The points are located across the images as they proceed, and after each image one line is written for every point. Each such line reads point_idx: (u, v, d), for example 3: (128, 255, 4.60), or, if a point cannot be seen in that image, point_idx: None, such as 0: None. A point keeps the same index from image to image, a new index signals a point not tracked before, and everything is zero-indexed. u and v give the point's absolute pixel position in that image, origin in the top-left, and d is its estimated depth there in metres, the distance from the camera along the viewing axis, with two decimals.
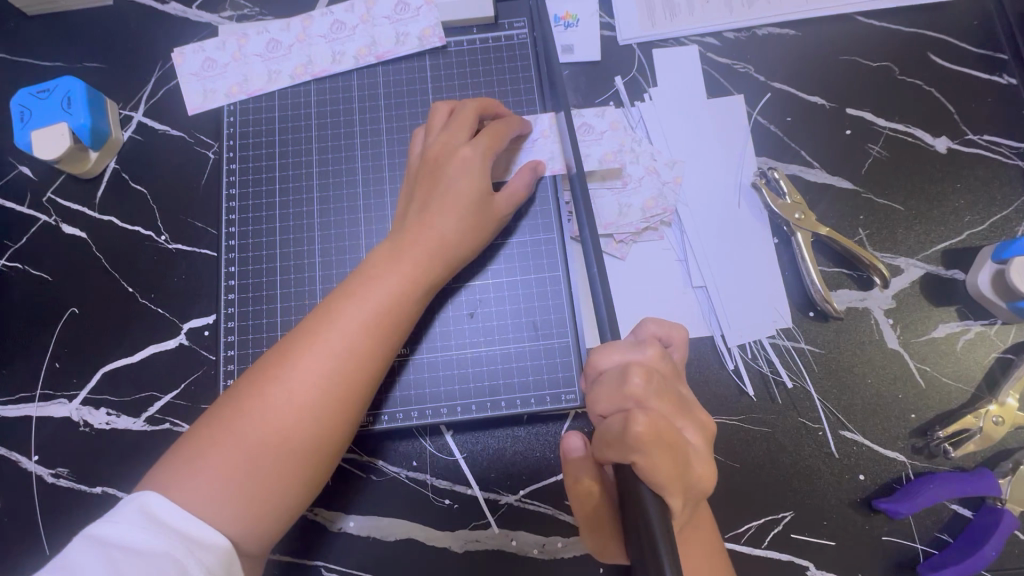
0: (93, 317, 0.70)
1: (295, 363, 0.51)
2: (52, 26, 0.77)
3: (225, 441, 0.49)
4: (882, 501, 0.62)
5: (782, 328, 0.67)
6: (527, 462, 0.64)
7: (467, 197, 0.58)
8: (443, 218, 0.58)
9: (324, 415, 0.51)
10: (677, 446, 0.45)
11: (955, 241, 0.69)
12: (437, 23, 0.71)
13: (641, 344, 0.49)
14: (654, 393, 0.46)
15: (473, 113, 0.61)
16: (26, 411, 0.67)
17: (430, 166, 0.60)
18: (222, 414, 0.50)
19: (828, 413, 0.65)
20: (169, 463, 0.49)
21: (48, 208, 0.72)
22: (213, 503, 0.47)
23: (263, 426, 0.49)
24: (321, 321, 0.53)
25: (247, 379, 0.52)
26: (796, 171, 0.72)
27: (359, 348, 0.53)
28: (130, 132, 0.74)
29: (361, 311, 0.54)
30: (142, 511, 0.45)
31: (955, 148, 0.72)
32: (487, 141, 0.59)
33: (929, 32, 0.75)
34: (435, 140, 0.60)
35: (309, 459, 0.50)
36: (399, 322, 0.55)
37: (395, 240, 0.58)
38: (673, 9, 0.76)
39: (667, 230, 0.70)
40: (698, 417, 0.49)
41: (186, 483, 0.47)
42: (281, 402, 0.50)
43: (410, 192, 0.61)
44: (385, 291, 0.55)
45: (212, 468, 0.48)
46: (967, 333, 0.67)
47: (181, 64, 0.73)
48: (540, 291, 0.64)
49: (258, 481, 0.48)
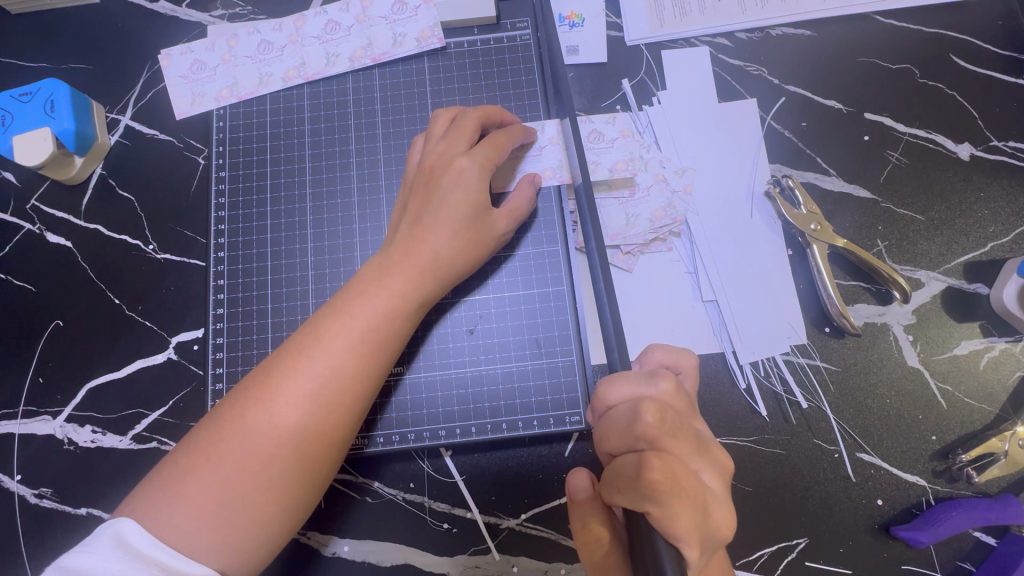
0: (78, 330, 0.67)
1: (281, 383, 0.49)
2: (37, 25, 0.74)
3: (205, 468, 0.46)
4: (901, 528, 0.59)
5: (797, 344, 0.64)
6: (529, 484, 0.61)
7: (466, 208, 0.55)
8: (441, 231, 0.55)
9: (311, 439, 0.48)
10: (694, 490, 0.43)
11: (979, 253, 0.66)
12: (436, 22, 0.68)
13: (653, 375, 0.47)
14: (669, 433, 0.44)
15: (474, 120, 0.58)
16: (9, 428, 0.65)
17: (427, 176, 0.56)
18: (203, 438, 0.47)
19: (844, 435, 0.62)
20: (146, 490, 0.46)
21: (32, 216, 0.69)
22: (192, 534, 0.44)
23: (245, 451, 0.47)
24: (308, 339, 0.50)
25: (230, 401, 0.49)
26: (811, 179, 0.69)
27: (348, 367, 0.50)
28: (117, 136, 0.71)
29: (351, 328, 0.51)
30: (117, 541, 0.42)
31: (979, 155, 0.68)
32: (487, 150, 0.56)
33: (951, 32, 0.71)
34: (433, 149, 0.57)
35: (295, 485, 0.48)
36: (392, 339, 0.53)
37: (388, 252, 0.55)
38: (683, 8, 0.73)
39: (676, 241, 0.67)
40: (715, 456, 0.47)
41: (165, 511, 0.44)
42: (265, 425, 0.47)
43: (406, 203, 0.58)
44: (376, 307, 0.52)
45: (191, 497, 0.45)
46: (991, 351, 0.64)
47: (168, 66, 0.70)
48: (544, 306, 0.61)
49: (241, 510, 0.46)
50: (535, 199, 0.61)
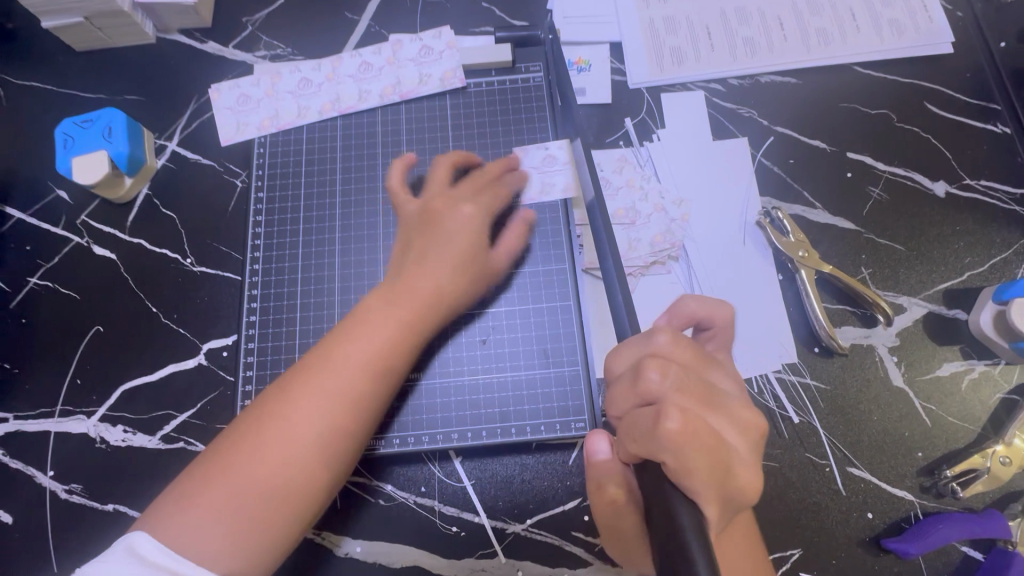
0: (116, 335, 0.72)
1: (293, 401, 0.53)
2: (98, 61, 0.83)
3: (218, 482, 0.50)
4: (891, 540, 0.61)
5: (788, 363, 0.68)
6: (535, 490, 0.65)
7: (465, 249, 0.61)
8: (444, 269, 0.60)
9: (317, 454, 0.52)
10: (706, 446, 0.42)
11: (957, 281, 0.71)
12: (458, 65, 0.76)
13: (654, 332, 0.47)
14: (673, 388, 0.44)
15: (484, 176, 0.66)
16: (45, 426, 0.69)
17: (430, 217, 0.62)
18: (218, 453, 0.51)
19: (834, 449, 0.65)
20: (169, 498, 0.50)
21: (81, 230, 0.76)
22: (207, 541, 0.48)
23: (259, 464, 0.50)
24: (317, 361, 0.54)
25: (244, 419, 0.53)
26: (799, 211, 0.74)
27: (354, 389, 0.54)
28: (164, 160, 0.78)
29: (357, 353, 0.55)
30: (130, 554, 0.45)
31: (953, 192, 0.75)
32: (488, 200, 0.64)
33: (925, 82, 0.79)
34: (437, 194, 0.64)
35: (299, 502, 0.51)
36: (395, 364, 0.56)
37: (396, 284, 0.59)
38: (680, 56, 0.80)
39: (674, 264, 0.73)
40: (737, 414, 0.45)
41: (184, 518, 0.48)
42: (275, 443, 0.51)
43: (407, 240, 0.62)
44: (381, 334, 0.56)
45: (204, 508, 0.49)
46: (972, 372, 0.68)
47: (218, 99, 0.78)
48: (552, 319, 0.66)
49: (247, 525, 0.49)
50: (528, 236, 0.67)
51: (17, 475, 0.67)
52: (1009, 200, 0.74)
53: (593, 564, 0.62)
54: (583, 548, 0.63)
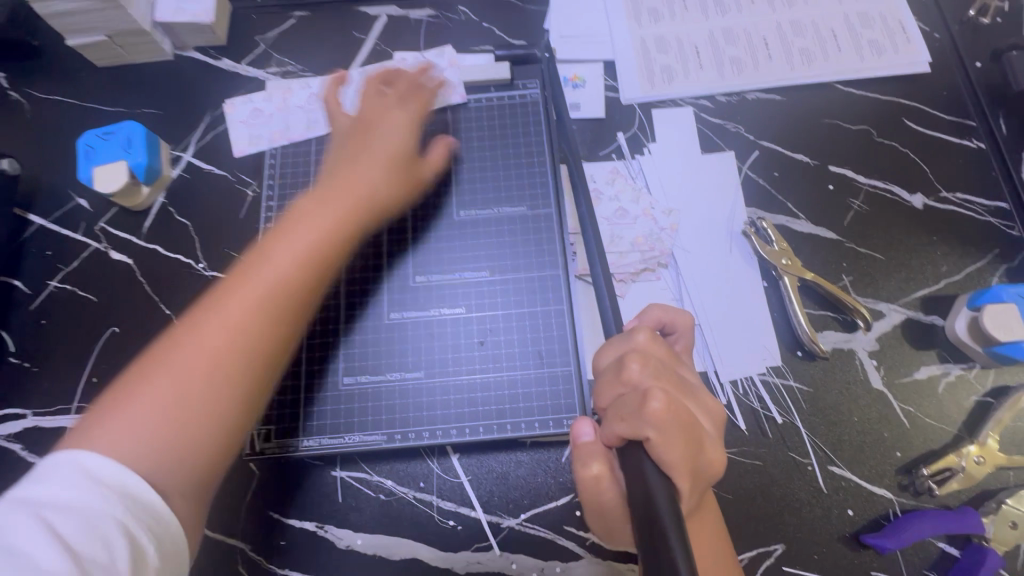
0: (131, 336, 0.76)
1: (227, 294, 0.55)
2: (119, 77, 0.88)
3: (151, 381, 0.50)
4: (870, 535, 0.64)
5: (772, 365, 0.72)
6: (529, 486, 0.68)
7: (393, 154, 0.70)
8: (376, 170, 0.68)
9: (254, 339, 0.54)
10: (686, 427, 0.46)
11: (934, 288, 0.74)
12: (459, 82, 0.80)
13: (633, 331, 0.52)
14: (652, 376, 0.48)
15: (402, 79, 0.76)
16: (62, 422, 0.72)
17: (362, 128, 0.72)
18: (148, 360, 0.52)
19: (816, 448, 0.68)
20: (101, 403, 0.50)
21: (100, 236, 0.80)
22: (141, 432, 0.48)
23: (193, 356, 0.52)
24: (251, 262, 0.58)
25: (171, 333, 0.54)
26: (784, 221, 0.78)
27: (288, 278, 0.57)
28: (179, 170, 0.83)
29: (289, 250, 0.59)
30: (69, 471, 0.43)
31: (930, 204, 0.78)
32: (418, 107, 0.75)
33: (904, 100, 0.83)
34: (368, 109, 0.73)
35: (240, 386, 0.53)
36: (327, 256, 0.61)
37: (321, 193, 0.65)
38: (670, 74, 0.85)
39: (664, 271, 0.76)
40: (702, 400, 0.51)
41: (118, 414, 0.48)
42: (210, 330, 0.53)
43: (340, 146, 0.72)
44: (314, 227, 0.61)
45: (138, 410, 0.49)
46: (948, 376, 0.71)
47: (232, 113, 0.83)
48: (546, 322, 0.70)
49: (187, 413, 0.50)
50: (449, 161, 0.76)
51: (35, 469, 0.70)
52: (984, 212, 0.78)
53: (585, 557, 0.65)
54: (575, 541, 0.65)
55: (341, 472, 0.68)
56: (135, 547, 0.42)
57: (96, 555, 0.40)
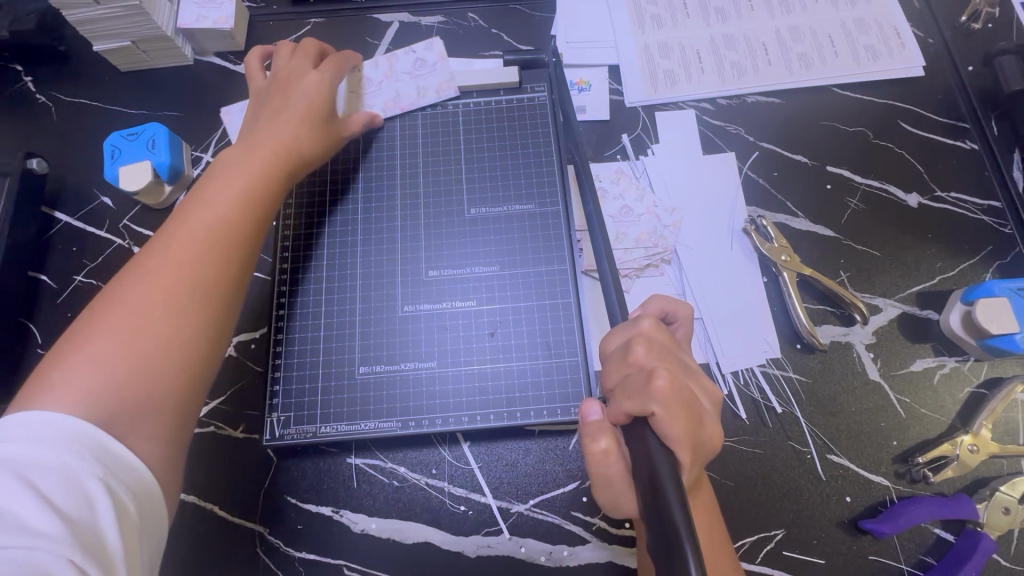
0: None
1: (166, 238, 0.59)
2: (143, 81, 0.91)
3: (97, 329, 0.53)
4: (867, 521, 0.66)
5: (772, 357, 0.74)
6: (537, 473, 0.70)
7: (319, 108, 0.72)
8: (296, 121, 0.70)
9: (199, 271, 0.58)
10: (688, 405, 0.48)
11: (929, 284, 0.77)
12: (450, 77, 0.83)
13: (639, 318, 0.54)
14: (657, 358, 0.51)
15: (314, 47, 0.77)
16: None
17: (280, 84, 0.73)
18: (93, 313, 0.55)
19: (815, 438, 0.71)
20: (60, 346, 0.53)
21: (124, 233, 0.83)
22: (102, 364, 0.51)
23: (138, 301, 0.55)
24: (184, 210, 0.61)
25: (110, 286, 0.57)
26: (783, 219, 0.81)
27: (223, 219, 0.61)
28: (200, 170, 0.86)
29: (219, 194, 0.63)
30: (27, 428, 0.45)
31: (925, 203, 0.81)
32: (332, 68, 0.76)
33: (900, 103, 0.86)
34: (283, 67, 0.74)
35: (190, 320, 0.56)
36: (261, 201, 0.64)
37: (249, 142, 0.68)
38: (673, 78, 0.88)
39: (667, 267, 0.79)
40: (703, 382, 0.53)
41: (79, 352, 0.52)
42: (151, 276, 0.56)
43: (263, 102, 0.73)
44: (244, 171, 0.65)
45: (89, 356, 0.51)
46: (943, 368, 0.73)
47: (229, 121, 0.88)
48: (554, 315, 0.72)
49: (139, 350, 0.53)
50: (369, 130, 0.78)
51: None
52: (978, 211, 0.80)
53: (591, 542, 0.67)
54: (582, 526, 0.68)
55: (357, 459, 0.71)
56: (118, 504, 0.46)
57: (81, 511, 0.43)
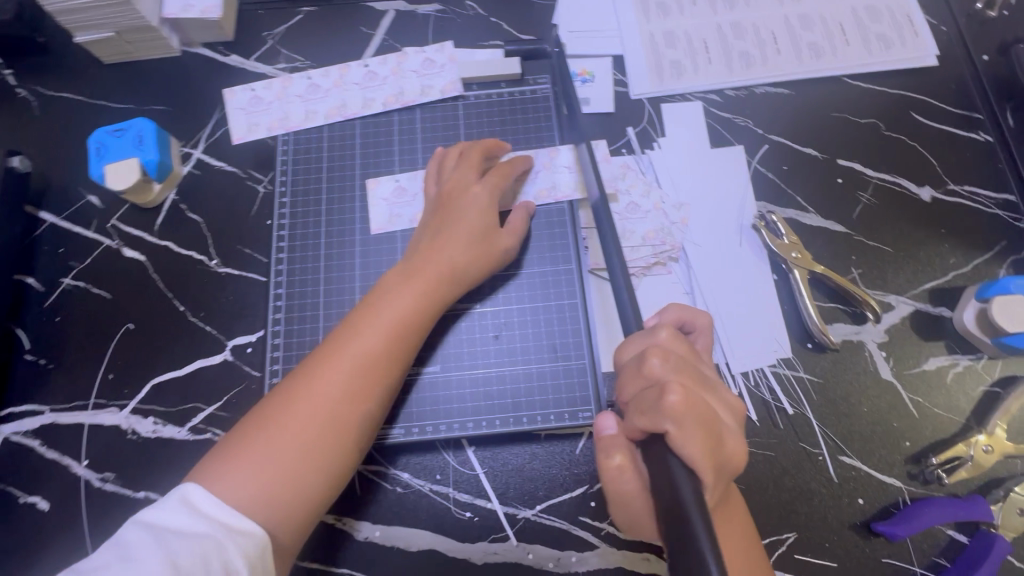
0: (145, 333, 0.76)
1: (322, 370, 0.58)
2: (128, 74, 0.87)
3: (250, 454, 0.54)
4: (880, 523, 0.65)
5: (783, 357, 0.72)
6: (544, 478, 0.68)
7: (477, 227, 0.67)
8: (457, 244, 0.66)
9: (333, 424, 0.57)
10: (705, 421, 0.46)
11: (942, 280, 0.75)
12: (457, 78, 0.80)
13: (654, 329, 0.53)
14: (673, 371, 0.49)
15: (478, 153, 0.71)
16: (79, 418, 0.72)
17: (445, 200, 0.69)
18: (246, 429, 0.56)
19: (827, 438, 0.69)
20: (209, 460, 0.54)
21: (112, 233, 0.80)
22: (244, 493, 0.52)
23: (287, 435, 0.55)
24: (343, 335, 0.61)
25: (269, 400, 0.58)
26: (793, 215, 0.78)
27: (374, 356, 0.60)
28: (190, 166, 0.83)
29: (380, 324, 0.61)
30: (185, 503, 0.50)
31: (938, 197, 0.79)
32: (496, 178, 0.70)
33: (912, 93, 0.84)
34: (448, 178, 0.71)
35: (328, 459, 0.56)
36: (415, 331, 0.63)
37: (411, 265, 0.66)
38: (679, 69, 0.85)
39: (675, 265, 0.77)
40: (723, 395, 0.51)
41: (227, 476, 0.53)
42: (301, 406, 0.57)
43: (429, 221, 0.69)
44: (400, 306, 0.63)
45: (243, 477, 0.53)
46: (956, 366, 0.72)
47: (231, 99, 0.82)
48: (559, 315, 0.70)
49: (283, 482, 0.54)
50: (527, 224, 0.71)
51: (52, 464, 0.71)
52: (991, 204, 0.79)
53: (599, 548, 0.66)
54: (591, 531, 0.66)
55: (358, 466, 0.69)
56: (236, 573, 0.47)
57: None
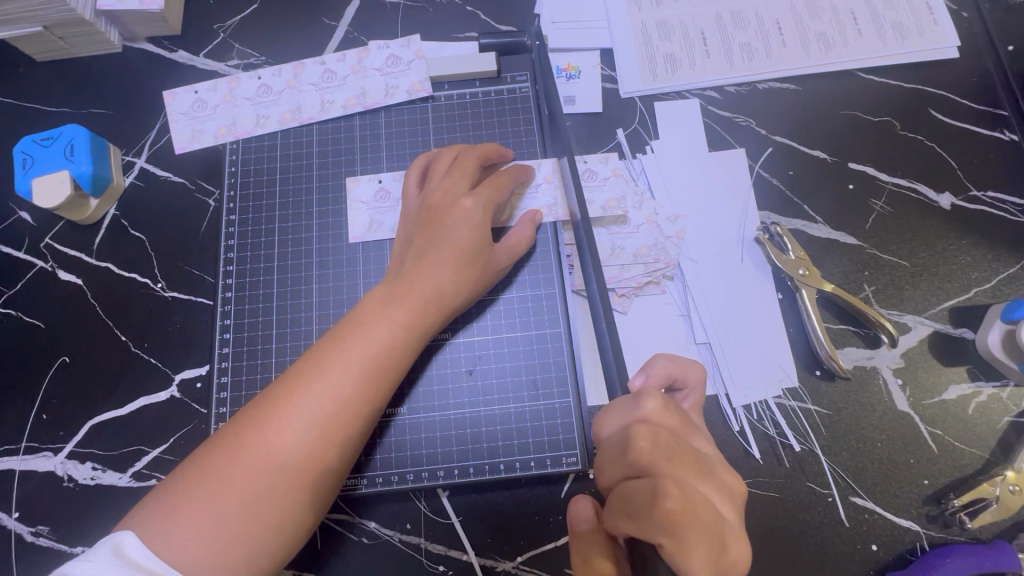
0: (83, 367, 0.68)
1: (283, 407, 0.49)
2: (62, 73, 0.78)
3: (191, 508, 0.45)
4: (896, 574, 0.59)
5: (788, 387, 0.66)
6: (525, 526, 0.62)
7: (468, 245, 0.57)
8: (445, 262, 0.56)
9: (292, 476, 0.48)
10: (706, 524, 0.40)
11: (963, 299, 0.68)
12: (426, 76, 0.71)
13: (641, 396, 0.46)
14: (665, 456, 0.42)
15: (473, 159, 0.61)
16: (9, 465, 0.65)
17: (430, 213, 0.58)
18: (191, 475, 0.47)
19: (837, 478, 0.63)
20: (147, 505, 0.46)
21: (45, 254, 0.72)
22: (181, 551, 0.44)
23: (237, 487, 0.46)
24: (310, 365, 0.51)
25: (220, 439, 0.49)
26: (800, 226, 0.71)
27: (346, 393, 0.50)
28: (132, 178, 0.74)
29: (355, 354, 0.52)
30: (119, 556, 0.41)
31: (959, 204, 0.72)
32: (489, 191, 0.59)
33: (930, 88, 0.76)
34: (436, 188, 0.59)
35: (284, 517, 0.47)
36: (395, 364, 0.53)
37: (393, 283, 0.56)
38: (674, 63, 0.77)
39: (669, 284, 0.69)
40: (724, 480, 0.45)
41: (163, 529, 0.44)
42: (255, 453, 0.47)
43: (411, 237, 0.59)
44: (380, 335, 0.53)
45: (182, 534, 0.44)
46: (980, 395, 0.65)
47: (172, 103, 0.74)
48: (540, 346, 0.63)
49: (229, 543, 0.45)
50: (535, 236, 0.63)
51: None
52: (1017, 212, 0.71)
53: None
54: None
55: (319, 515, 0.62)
56: None
57: None
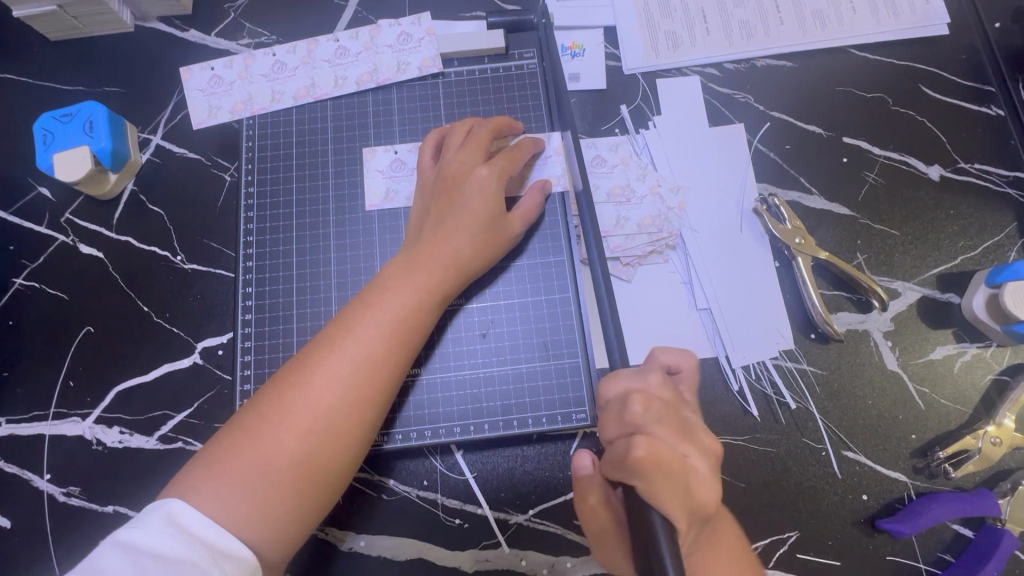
0: (107, 337, 0.71)
1: (316, 367, 0.52)
2: (75, 51, 0.80)
3: (238, 463, 0.48)
4: (885, 520, 0.63)
5: (785, 349, 0.69)
6: (537, 481, 0.65)
7: (483, 214, 0.60)
8: (461, 231, 0.59)
9: (329, 431, 0.50)
10: (676, 470, 0.46)
11: (950, 265, 0.72)
12: (436, 53, 0.73)
13: (644, 372, 0.53)
14: (654, 420, 0.48)
15: (487, 133, 0.64)
16: (39, 430, 0.68)
17: (447, 183, 0.61)
18: (234, 434, 0.50)
19: (830, 433, 0.66)
20: (197, 463, 0.49)
21: (65, 228, 0.74)
22: (234, 503, 0.47)
23: (278, 442, 0.49)
24: (339, 329, 0.54)
25: (258, 401, 0.52)
26: (796, 197, 0.74)
27: (378, 354, 0.53)
28: (149, 154, 0.76)
29: (383, 318, 0.55)
30: (168, 521, 0.44)
31: (948, 176, 0.75)
32: (503, 163, 0.62)
33: (922, 65, 0.78)
34: (451, 159, 0.62)
35: (323, 468, 0.50)
36: (418, 326, 0.56)
37: (413, 252, 0.59)
38: (676, 40, 0.79)
39: (672, 253, 0.72)
40: (702, 441, 0.49)
41: (215, 484, 0.47)
42: (292, 411, 0.50)
43: (427, 207, 0.62)
44: (402, 300, 0.56)
45: (232, 488, 0.47)
46: (964, 355, 0.69)
47: (189, 80, 0.76)
48: (551, 312, 0.66)
49: (274, 493, 0.48)
50: (544, 204, 0.66)
51: (13, 479, 0.67)
52: (1003, 183, 0.75)
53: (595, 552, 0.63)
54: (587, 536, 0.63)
55: None
56: None
57: None
